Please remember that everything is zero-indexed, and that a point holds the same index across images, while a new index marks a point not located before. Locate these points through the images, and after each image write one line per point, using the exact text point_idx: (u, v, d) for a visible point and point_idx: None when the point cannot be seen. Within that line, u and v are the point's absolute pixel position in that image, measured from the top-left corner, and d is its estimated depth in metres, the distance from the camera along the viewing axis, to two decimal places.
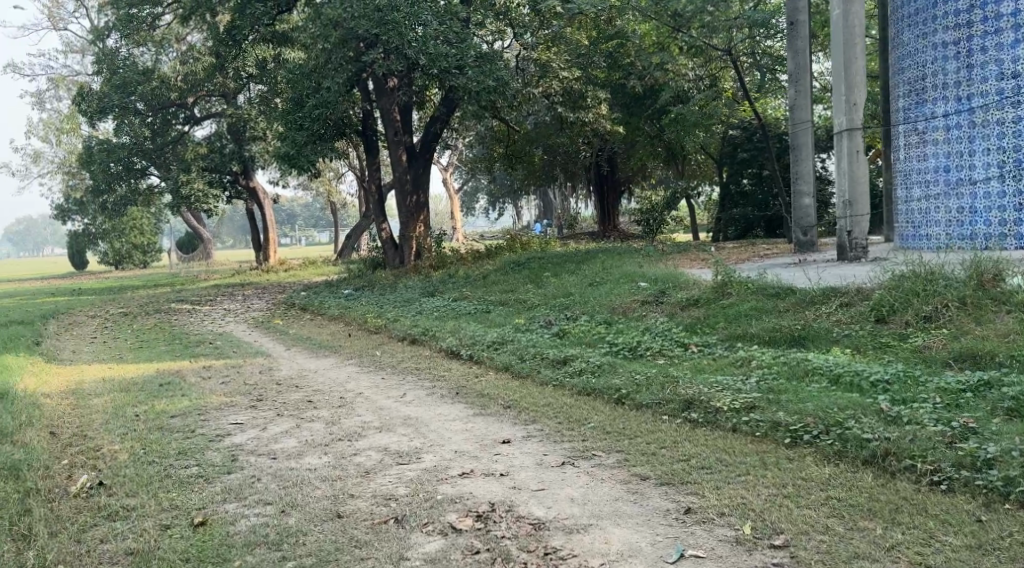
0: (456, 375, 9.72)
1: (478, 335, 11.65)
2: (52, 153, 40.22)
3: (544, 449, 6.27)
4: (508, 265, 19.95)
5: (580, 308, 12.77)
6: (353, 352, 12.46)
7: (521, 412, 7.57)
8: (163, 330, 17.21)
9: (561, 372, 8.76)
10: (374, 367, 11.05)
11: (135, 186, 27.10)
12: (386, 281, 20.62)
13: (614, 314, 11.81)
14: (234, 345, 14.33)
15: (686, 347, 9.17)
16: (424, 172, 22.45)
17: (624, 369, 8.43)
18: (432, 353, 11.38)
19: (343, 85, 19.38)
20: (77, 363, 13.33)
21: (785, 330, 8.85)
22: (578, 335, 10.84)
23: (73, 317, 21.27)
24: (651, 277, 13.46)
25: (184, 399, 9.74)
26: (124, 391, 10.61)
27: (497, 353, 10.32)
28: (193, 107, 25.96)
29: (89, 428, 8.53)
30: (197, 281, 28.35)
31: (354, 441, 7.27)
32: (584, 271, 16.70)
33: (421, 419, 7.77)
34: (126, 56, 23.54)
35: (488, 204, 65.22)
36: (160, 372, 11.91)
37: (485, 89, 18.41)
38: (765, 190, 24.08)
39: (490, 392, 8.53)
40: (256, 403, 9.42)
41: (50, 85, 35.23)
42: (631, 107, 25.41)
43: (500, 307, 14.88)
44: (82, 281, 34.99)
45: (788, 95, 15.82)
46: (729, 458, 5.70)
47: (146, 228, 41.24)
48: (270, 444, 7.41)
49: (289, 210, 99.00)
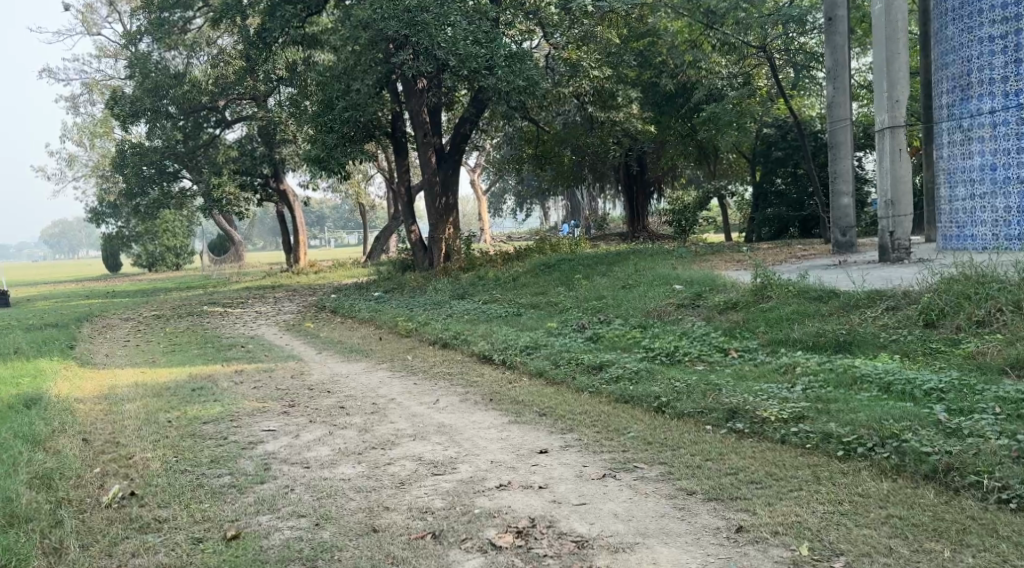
0: (489, 381, 9.53)
1: (510, 338, 11.46)
2: (87, 156, 40.58)
3: (584, 460, 6.07)
4: (539, 267, 19.75)
5: (614, 311, 12.54)
6: (385, 356, 12.31)
7: (557, 421, 7.37)
8: (195, 333, 17.19)
9: (594, 379, 8.52)
10: (405, 372, 10.89)
11: (167, 189, 27.20)
12: (416, 283, 20.49)
13: (650, 317, 11.57)
14: (265, 349, 14.26)
15: (726, 353, 8.95)
16: (453, 173, 22.32)
17: (661, 376, 8.18)
18: (464, 358, 11.21)
19: (373, 87, 19.28)
20: (110, 367, 13.30)
21: (830, 336, 8.63)
22: (613, 339, 10.62)
23: (107, 320, 21.35)
24: (687, 279, 13.21)
25: (216, 405, 9.63)
26: (156, 396, 10.53)
27: (531, 357, 10.13)
28: (224, 110, 25.93)
29: (122, 434, 8.45)
30: (229, 284, 28.42)
31: (387, 450, 7.11)
32: (617, 272, 16.45)
33: (456, 427, 7.60)
34: (159, 60, 23.62)
35: (517, 205, 65.05)
36: (193, 377, 11.84)
37: (515, 88, 18.24)
38: (801, 189, 23.73)
39: (524, 399, 8.35)
40: (288, 409, 9.29)
41: (84, 89, 35.54)
42: (663, 107, 25.11)
43: (532, 310, 14.69)
44: (116, 284, 35.23)
45: (827, 93, 15.57)
46: (779, 472, 5.49)
47: (178, 230, 41.48)
48: (303, 452, 7.27)
49: (318, 212, 99.44)
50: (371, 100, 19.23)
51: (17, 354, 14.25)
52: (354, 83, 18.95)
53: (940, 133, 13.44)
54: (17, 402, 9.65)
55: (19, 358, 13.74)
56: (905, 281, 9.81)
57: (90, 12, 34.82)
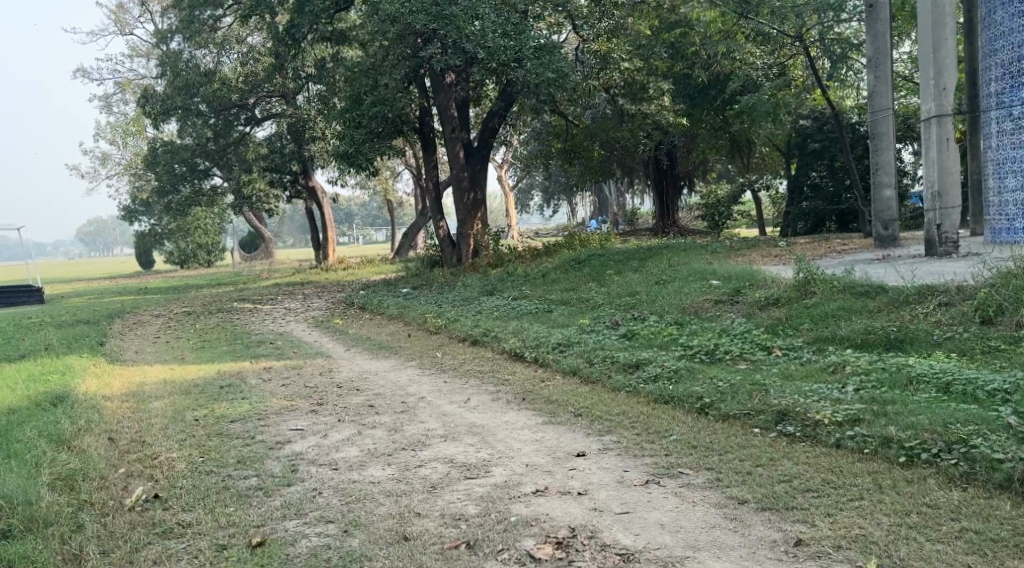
0: (522, 379, 9.23)
1: (542, 335, 11.16)
2: (120, 155, 40.77)
3: (624, 464, 5.77)
4: (569, 262, 19.43)
5: (649, 307, 12.20)
6: (415, 354, 12.05)
7: (594, 421, 7.06)
8: (224, 330, 17.04)
9: (632, 378, 8.19)
10: (436, 370, 10.62)
11: (198, 186, 27.17)
12: (446, 279, 20.25)
13: (687, 314, 11.22)
14: (294, 346, 14.05)
15: (769, 351, 8.67)
16: (481, 168, 22.05)
17: (701, 375, 7.85)
18: (495, 355, 10.92)
19: (402, 81, 19.05)
20: (140, 364, 13.14)
21: (880, 333, 8.38)
22: (649, 336, 10.30)
23: (138, 316, 21.30)
24: (725, 275, 12.83)
25: (244, 403, 9.40)
26: (185, 393, 10.32)
27: (564, 355, 9.83)
28: (254, 108, 25.59)
29: (148, 433, 8.24)
30: (259, 281, 28.34)
31: (418, 451, 6.83)
32: (650, 268, 16.10)
33: (488, 427, 7.31)
34: (189, 58, 23.58)
35: (545, 201, 64.74)
36: (221, 374, 11.64)
37: (544, 80, 17.91)
38: (838, 183, 23.27)
39: (558, 398, 8.05)
40: (316, 407, 9.04)
41: (116, 88, 35.67)
42: (695, 100, 24.64)
43: (563, 306, 14.39)
44: (148, 281, 35.33)
45: (866, 83, 15.23)
46: (837, 480, 5.19)
47: (209, 228, 41.59)
48: (331, 452, 7.00)
49: (347, 210, 99.74)
50: (398, 95, 19.02)
51: (48, 350, 14.15)
52: (383, 78, 18.73)
53: (989, 122, 12.98)
54: (45, 399, 9.48)
55: (49, 354, 13.63)
56: (955, 276, 9.49)
57: (122, 11, 34.91)
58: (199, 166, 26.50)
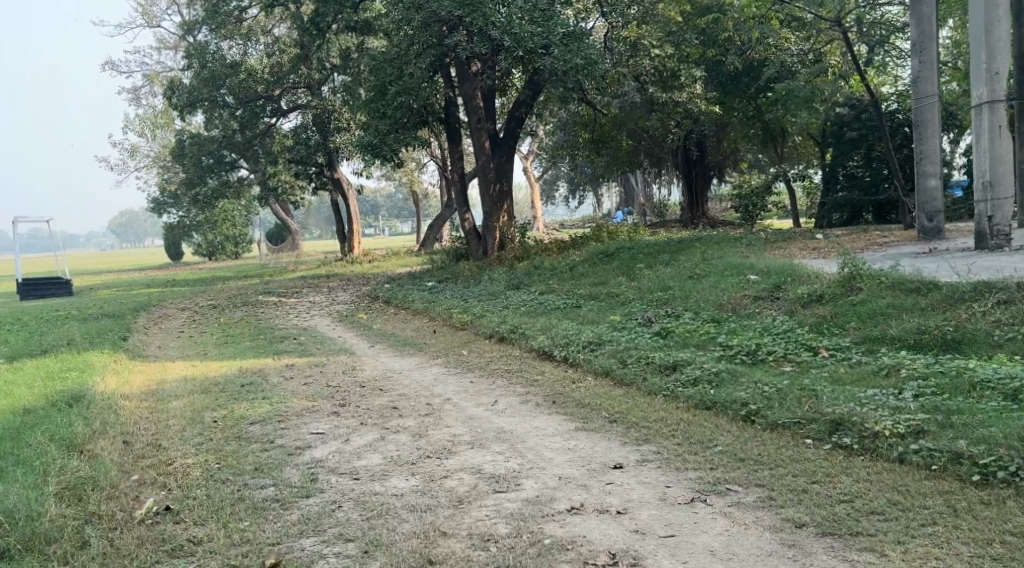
0: (551, 380, 8.82)
1: (572, 333, 10.75)
2: (148, 147, 40.69)
3: (666, 479, 5.41)
4: (597, 255, 18.99)
5: (682, 304, 11.76)
6: (441, 351, 11.67)
7: (631, 428, 6.67)
8: (248, 325, 16.72)
9: (669, 381, 7.76)
10: (462, 369, 10.22)
11: (224, 177, 26.97)
12: (471, 272, 19.86)
13: (725, 312, 10.80)
14: (319, 341, 13.72)
15: (816, 353, 8.44)
16: (507, 160, 21.60)
17: (745, 380, 7.42)
18: (524, 353, 10.51)
19: (427, 70, 18.66)
20: (162, 359, 12.85)
21: (934, 333, 8.18)
22: (685, 335, 9.87)
23: (163, 310, 21.09)
24: (762, 269, 12.36)
25: (266, 403, 9.04)
26: (205, 392, 9.99)
27: (597, 354, 9.39)
28: (280, 99, 25.07)
29: (164, 435, 7.88)
30: (284, 273, 28.05)
31: (444, 459, 6.45)
32: (683, 261, 15.61)
33: (518, 433, 6.91)
34: (215, 49, 23.38)
35: (571, 192, 64.16)
36: (243, 371, 11.30)
37: (573, 67, 17.52)
38: (875, 173, 22.67)
39: (591, 401, 7.64)
40: (338, 408, 8.68)
41: (143, 80, 35.55)
42: (729, 87, 24.20)
43: (592, 301, 13.96)
44: (175, 272, 35.18)
45: (911, 68, 15.00)
46: (904, 502, 4.85)
47: (237, 220, 41.39)
48: (352, 460, 6.61)
49: (373, 202, 99.64)
50: (423, 85, 18.61)
51: (70, 345, 13.90)
52: (407, 68, 18.34)
53: None
54: (62, 397, 9.18)
55: (72, 349, 13.37)
56: (1013, 271, 9.16)
57: (149, 3, 34.78)
58: (225, 158, 26.29)
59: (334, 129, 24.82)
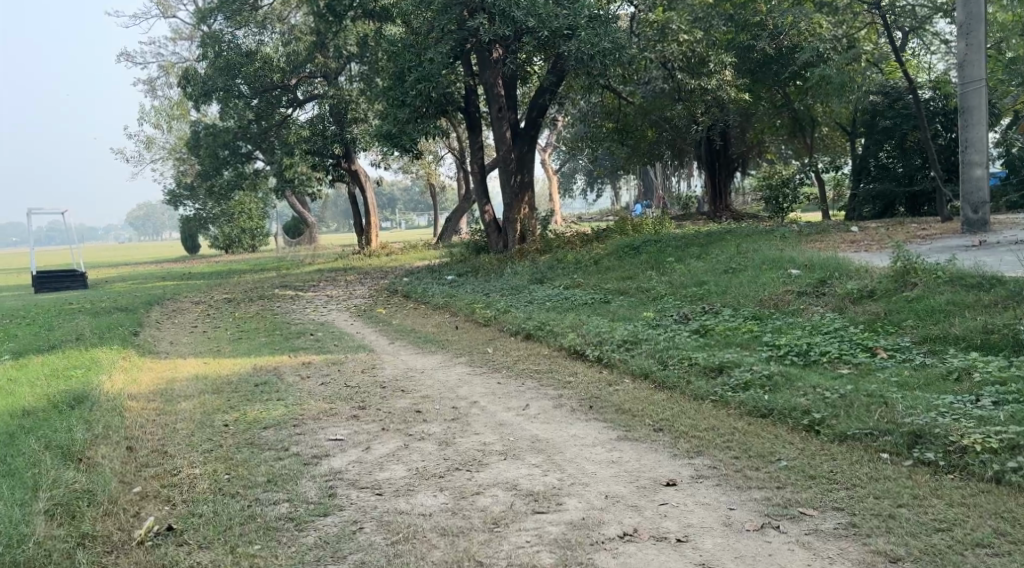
0: (584, 382, 8.22)
1: (604, 330, 10.14)
2: (164, 139, 40.28)
3: (728, 500, 4.90)
4: (621, 249, 18.32)
5: (719, 300, 11.13)
6: (464, 349, 11.06)
7: (680, 438, 6.09)
8: (264, 319, 16.18)
9: (715, 385, 7.16)
10: (488, 369, 9.62)
11: (240, 169, 26.48)
12: (492, 266, 19.25)
13: (767, 308, 10.22)
14: (336, 337, 13.14)
15: (872, 354, 7.92)
16: (529, 152, 21.02)
17: (802, 385, 6.82)
18: (554, 352, 9.89)
19: (448, 56, 18.07)
20: (173, 356, 12.30)
21: (1002, 332, 7.68)
22: (727, 334, 9.26)
23: (177, 303, 20.59)
24: (803, 264, 11.70)
25: (281, 407, 8.45)
26: (217, 393, 9.42)
27: (634, 354, 8.78)
28: (296, 89, 24.49)
29: (170, 441, 7.31)
30: (301, 266, 27.52)
31: (475, 471, 5.87)
32: (716, 254, 14.95)
33: (555, 442, 6.33)
34: (232, 39, 22.97)
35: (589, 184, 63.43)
36: (257, 370, 10.73)
37: (600, 51, 17.12)
38: (910, 164, 21.96)
39: (631, 406, 7.06)
40: (356, 412, 8.10)
41: (160, 71, 35.13)
42: (759, 71, 23.43)
43: (621, 296, 13.35)
44: (191, 265, 34.72)
45: (957, 52, 14.31)
46: (1015, 534, 4.42)
47: (253, 213, 40.91)
48: (374, 472, 6.03)
49: (389, 195, 99.24)
50: (442, 72, 17.90)
51: (80, 340, 13.38)
52: (427, 53, 17.74)
53: None
54: (64, 398, 8.64)
55: (81, 344, 12.86)
56: None
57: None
58: (241, 150, 25.78)
59: (350, 120, 24.18)
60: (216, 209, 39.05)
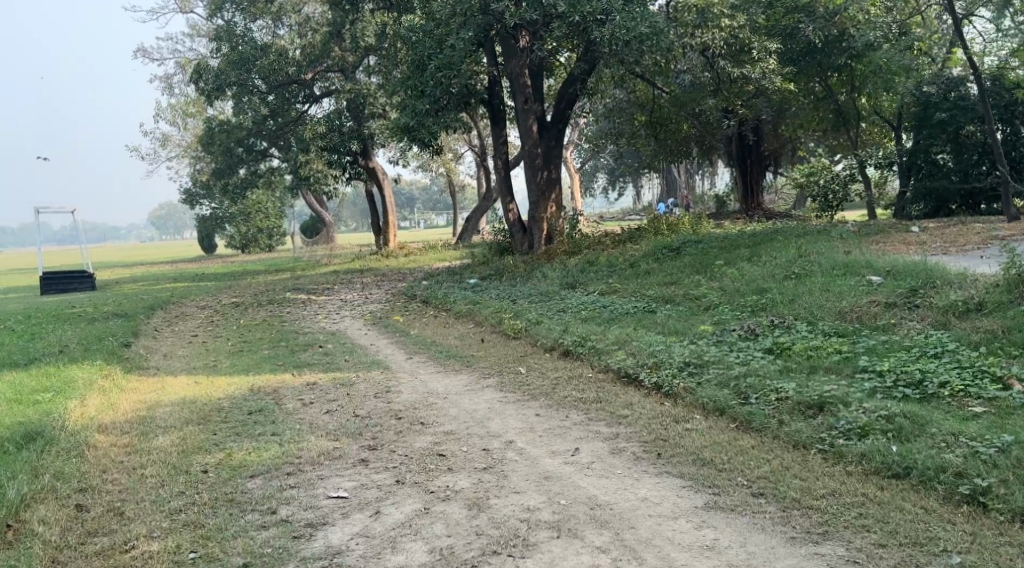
0: (646, 418, 6.69)
1: (659, 348, 8.64)
2: (180, 137, 39.00)
3: None
4: (658, 249, 16.84)
5: (789, 311, 9.65)
6: (492, 369, 9.54)
7: (793, 510, 4.79)
8: (271, 328, 14.74)
9: (820, 429, 5.67)
10: (524, 397, 8.06)
11: (254, 166, 25.14)
12: (518, 269, 17.75)
13: (851, 323, 8.75)
14: (348, 351, 11.65)
15: (1004, 384, 6.38)
16: (557, 146, 19.44)
17: (939, 431, 5.33)
18: (599, 375, 8.38)
19: (471, 44, 16.59)
20: (163, 373, 10.83)
21: None
22: (809, 356, 7.80)
23: (182, 308, 19.22)
24: (884, 270, 10.24)
25: (274, 447, 6.92)
26: (204, 425, 7.94)
27: (701, 381, 7.25)
28: (312, 84, 23.07)
29: (132, 497, 5.94)
30: (317, 267, 26.04)
31: (520, 558, 4.62)
32: (771, 257, 13.40)
33: (621, 510, 4.93)
34: (245, 32, 21.64)
35: (613, 183, 61.68)
36: (254, 393, 9.25)
37: (637, 37, 15.64)
38: (964, 160, 20.04)
39: (712, 455, 5.57)
40: (366, 454, 6.62)
41: (176, 67, 33.87)
42: (804, 60, 21.74)
43: (667, 304, 11.81)
44: (206, 266, 33.27)
45: None
46: None
47: (270, 212, 39.39)
48: (383, 554, 4.83)
49: (407, 193, 97.94)
50: (465, 59, 16.39)
51: (64, 353, 11.94)
52: (448, 38, 16.23)
53: None
54: (16, 432, 7.22)
55: (61, 358, 11.42)
56: None
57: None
58: (256, 146, 24.61)
59: (367, 115, 22.62)
60: (233, 207, 37.66)
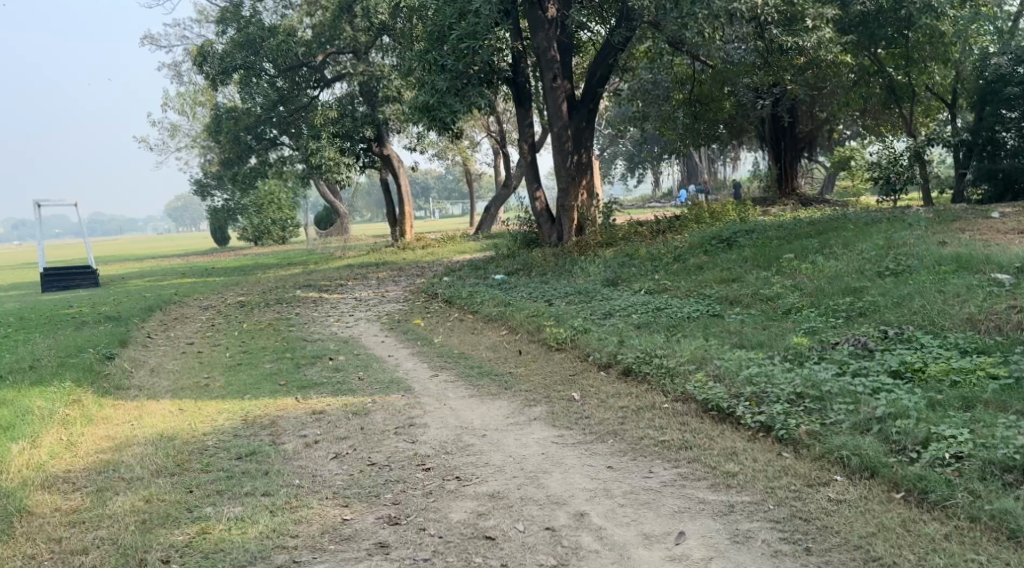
0: (764, 472, 5.21)
1: (751, 368, 6.93)
2: (190, 126, 37.34)
3: None
4: (707, 240, 14.92)
5: (897, 316, 7.97)
6: (536, 394, 7.73)
7: None
8: (277, 334, 12.97)
9: None
10: (585, 437, 6.28)
11: (265, 155, 23.29)
12: (549, 263, 15.96)
13: (987, 334, 7.20)
14: (362, 365, 9.85)
15: None
16: (588, 126, 17.47)
17: None
18: (677, 405, 6.65)
19: (499, 11, 14.66)
20: (144, 397, 9.03)
21: None
22: (955, 381, 6.19)
23: (183, 308, 17.54)
24: (1010, 268, 8.77)
25: (262, 518, 5.21)
26: (178, 478, 6.19)
27: (827, 421, 5.57)
28: (323, 67, 21.29)
29: None
30: (330, 261, 24.34)
31: None
32: (850, 248, 11.67)
33: None
34: (252, 11, 19.87)
35: (634, 167, 59.46)
36: (245, 427, 7.48)
37: None
38: None
39: (893, 554, 4.50)
40: (387, 534, 4.97)
41: (183, 54, 32.14)
42: (858, 31, 19.16)
43: (735, 305, 10.04)
44: (218, 260, 31.53)
45: None
46: None
47: (284, 202, 37.51)
48: None
49: (422, 182, 95.74)
50: (493, 29, 14.45)
51: (36, 370, 10.19)
52: (473, 6, 14.37)
53: None
54: None
55: (26, 379, 9.66)
56: None
57: None
58: (265, 135, 22.27)
59: (382, 98, 20.84)
60: (245, 198, 35.81)
